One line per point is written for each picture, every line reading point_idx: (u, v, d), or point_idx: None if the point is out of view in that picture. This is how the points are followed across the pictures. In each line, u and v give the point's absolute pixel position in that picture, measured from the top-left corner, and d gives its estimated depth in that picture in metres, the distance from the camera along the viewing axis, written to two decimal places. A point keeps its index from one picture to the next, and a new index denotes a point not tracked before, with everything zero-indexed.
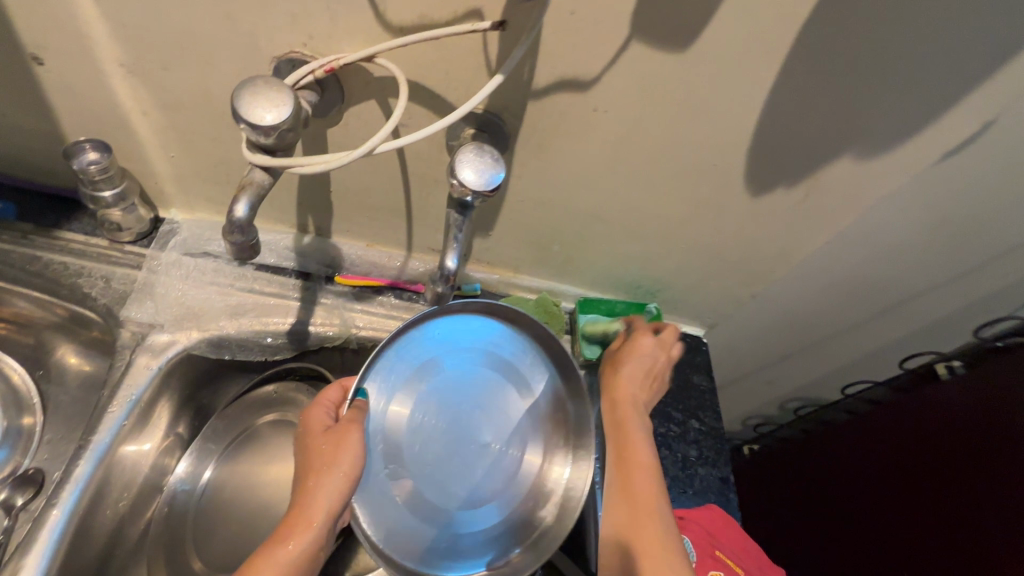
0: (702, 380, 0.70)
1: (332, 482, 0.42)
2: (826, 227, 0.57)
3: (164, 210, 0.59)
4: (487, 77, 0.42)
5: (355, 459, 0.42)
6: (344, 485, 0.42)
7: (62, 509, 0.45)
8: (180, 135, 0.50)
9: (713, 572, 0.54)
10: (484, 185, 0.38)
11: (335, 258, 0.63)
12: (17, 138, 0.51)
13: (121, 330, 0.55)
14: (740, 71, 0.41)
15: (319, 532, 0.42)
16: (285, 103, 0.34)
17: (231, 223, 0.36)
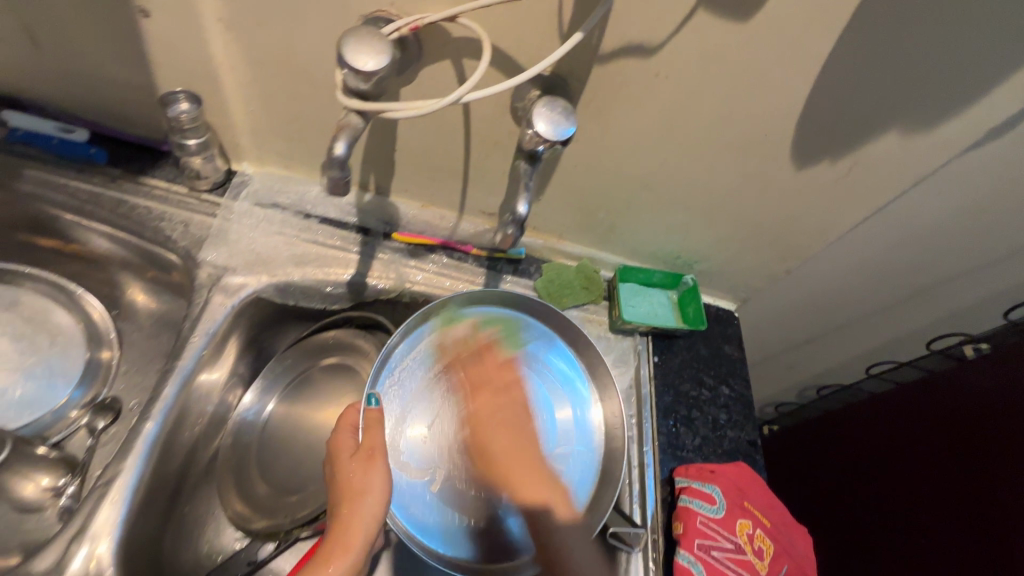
0: (733, 350, 0.73)
1: (366, 508, 0.46)
2: (868, 203, 0.59)
3: (237, 163, 0.63)
4: (559, 40, 0.45)
5: (383, 483, 0.47)
6: (378, 508, 0.46)
7: (155, 421, 0.50)
8: (262, 89, 0.53)
9: (742, 521, 0.56)
10: (554, 134, 0.41)
11: (392, 216, 0.66)
12: (113, 88, 0.55)
13: (199, 270, 0.59)
14: (800, 42, 0.43)
15: (359, 556, 0.45)
16: (384, 52, 0.38)
17: (331, 159, 0.39)
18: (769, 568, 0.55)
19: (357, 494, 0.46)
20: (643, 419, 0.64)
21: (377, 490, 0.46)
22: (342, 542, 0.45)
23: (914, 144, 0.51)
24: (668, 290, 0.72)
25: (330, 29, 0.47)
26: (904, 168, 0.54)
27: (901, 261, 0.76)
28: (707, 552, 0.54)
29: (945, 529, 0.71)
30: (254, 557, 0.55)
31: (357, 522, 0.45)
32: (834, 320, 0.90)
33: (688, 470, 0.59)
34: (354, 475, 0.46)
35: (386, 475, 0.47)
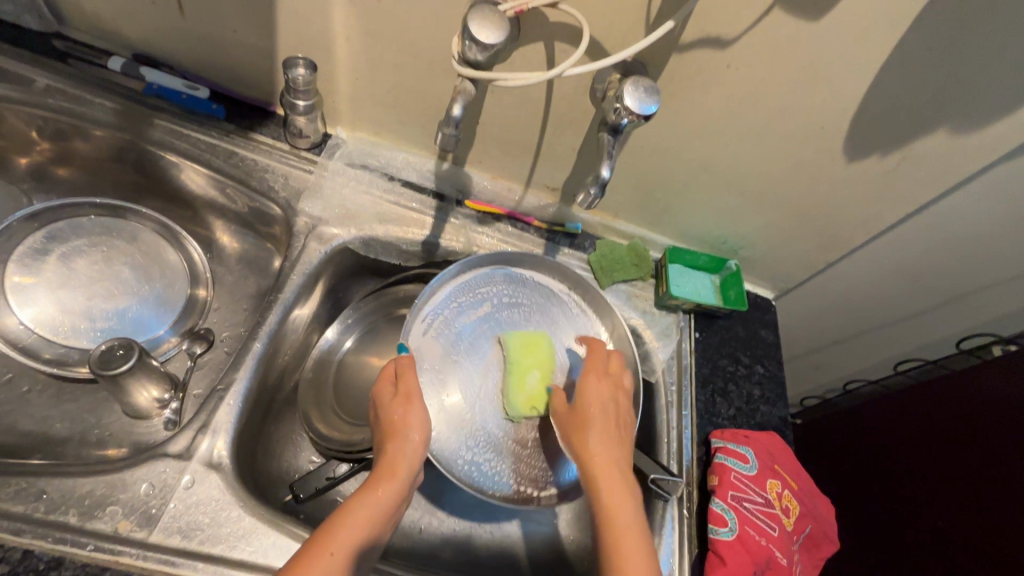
0: (769, 334, 0.77)
1: (405, 443, 0.51)
2: (912, 200, 0.63)
3: (332, 128, 0.71)
4: (644, 30, 0.51)
5: (422, 418, 0.52)
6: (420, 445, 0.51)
7: (261, 342, 0.59)
8: (368, 60, 0.60)
9: (772, 481, 0.61)
10: (638, 110, 0.48)
11: (465, 185, 0.73)
12: (239, 51, 0.63)
13: (297, 218, 0.67)
14: (862, 41, 0.49)
15: (403, 482, 0.50)
16: (502, 30, 0.45)
17: (449, 119, 0.48)
18: (795, 525, 0.60)
19: (399, 430, 0.51)
20: (682, 387, 0.70)
21: (417, 424, 0.52)
22: (389, 470, 0.49)
23: (961, 143, 0.56)
24: (712, 273, 0.77)
25: (441, 8, 0.53)
26: (950, 168, 0.59)
27: (938, 264, 0.79)
28: (740, 503, 0.59)
29: (956, 519, 0.76)
30: (331, 475, 0.60)
31: (399, 457, 0.50)
32: (866, 320, 0.93)
33: (724, 433, 0.65)
34: (403, 413, 0.52)
35: (422, 415, 0.52)
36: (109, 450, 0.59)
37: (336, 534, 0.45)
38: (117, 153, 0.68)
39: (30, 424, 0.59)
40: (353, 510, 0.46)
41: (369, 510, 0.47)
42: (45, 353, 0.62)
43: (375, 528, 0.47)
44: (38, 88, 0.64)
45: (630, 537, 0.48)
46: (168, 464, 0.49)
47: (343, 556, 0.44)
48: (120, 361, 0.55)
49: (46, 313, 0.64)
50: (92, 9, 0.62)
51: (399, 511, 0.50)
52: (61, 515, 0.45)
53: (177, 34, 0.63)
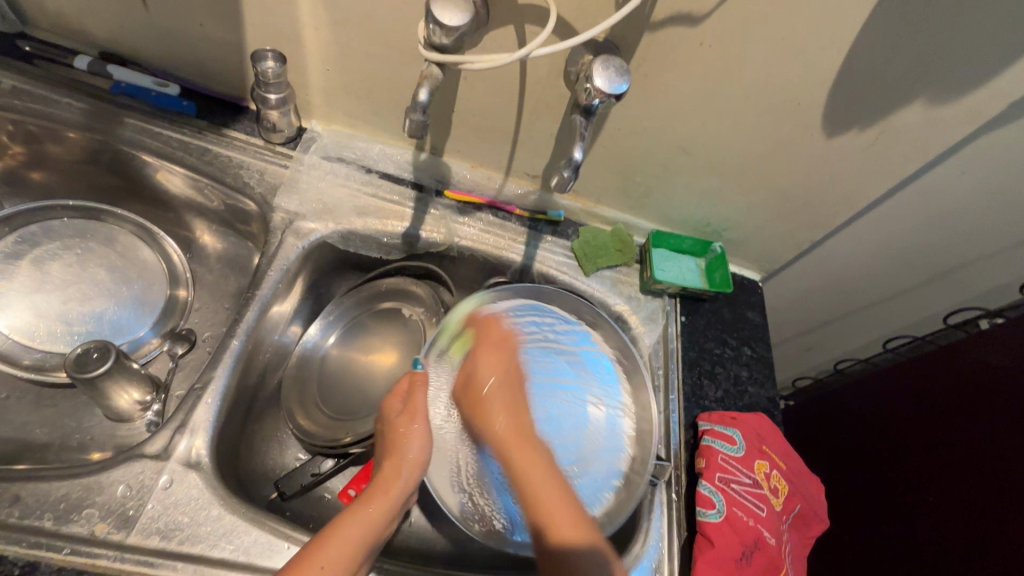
0: (756, 316, 0.76)
1: (404, 463, 0.52)
2: (894, 174, 0.63)
3: (307, 122, 0.70)
4: (614, 8, 0.50)
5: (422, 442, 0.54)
6: (418, 467, 0.53)
7: (239, 339, 0.58)
8: (338, 50, 0.59)
9: (760, 462, 0.61)
10: (608, 90, 0.47)
11: (444, 175, 0.72)
12: (207, 45, 0.62)
13: (273, 214, 0.66)
14: (834, 13, 0.48)
15: (394, 502, 0.51)
16: (466, 12, 0.44)
17: (416, 104, 0.47)
18: (783, 505, 0.60)
19: (402, 451, 0.53)
20: (669, 370, 0.69)
21: (418, 446, 0.53)
22: (384, 486, 0.51)
23: (940, 113, 0.55)
24: (696, 257, 0.77)
25: None
26: (930, 139, 0.58)
27: (924, 239, 0.79)
28: (727, 485, 0.58)
29: (947, 493, 0.76)
30: (316, 471, 0.60)
31: (396, 472, 0.52)
32: (855, 299, 0.93)
33: (711, 415, 0.64)
34: (408, 431, 0.54)
35: (423, 438, 0.54)
36: (91, 454, 0.59)
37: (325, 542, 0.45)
38: (90, 154, 0.67)
39: (9, 430, 0.58)
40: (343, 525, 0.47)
41: (358, 528, 0.48)
42: (22, 358, 0.61)
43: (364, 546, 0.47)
44: (4, 90, 0.63)
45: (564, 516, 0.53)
46: (145, 465, 0.48)
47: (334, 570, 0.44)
48: (95, 363, 0.54)
49: (22, 319, 0.63)
50: (56, 8, 0.61)
51: (385, 533, 0.51)
52: (36, 519, 0.44)
53: (144, 30, 0.62)
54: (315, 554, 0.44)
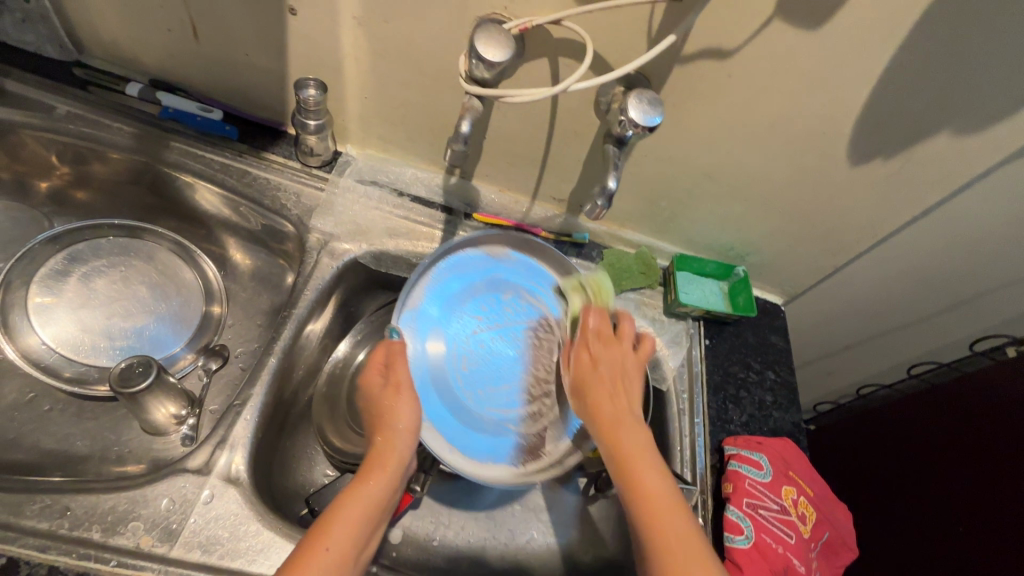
0: (779, 340, 0.77)
1: (398, 438, 0.51)
2: (920, 201, 0.63)
3: (342, 145, 0.73)
4: (647, 44, 0.52)
5: (409, 413, 0.52)
6: (409, 439, 0.52)
7: (276, 356, 0.60)
8: (377, 79, 0.62)
9: (787, 488, 0.61)
10: (642, 122, 0.49)
11: (473, 198, 0.74)
12: (253, 73, 0.65)
13: (309, 235, 0.68)
14: (859, 49, 0.50)
15: (394, 474, 0.50)
16: (509, 48, 0.47)
17: (457, 136, 0.49)
18: (811, 532, 0.60)
19: (392, 425, 0.52)
20: (693, 394, 0.70)
21: (404, 420, 0.52)
22: (378, 462, 0.50)
23: (965, 145, 0.56)
24: (719, 280, 0.78)
25: (446, 28, 0.54)
26: (956, 169, 0.59)
27: (947, 266, 0.79)
28: (756, 511, 0.58)
29: (977, 524, 0.75)
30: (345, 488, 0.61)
31: (389, 447, 0.51)
32: (878, 323, 0.93)
33: (737, 440, 0.65)
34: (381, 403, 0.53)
35: (412, 405, 0.53)
36: (128, 467, 0.60)
37: (328, 528, 0.45)
38: (134, 175, 0.70)
39: (52, 442, 0.60)
40: (344, 510, 0.46)
41: (358, 502, 0.47)
42: (65, 372, 0.64)
43: (366, 524, 0.47)
44: (59, 115, 0.66)
45: (680, 541, 0.45)
46: (188, 479, 0.50)
47: (339, 553, 0.44)
48: (138, 379, 0.56)
49: (67, 333, 0.65)
50: (112, 38, 0.65)
51: (390, 506, 0.51)
52: (86, 531, 0.46)
53: (193, 58, 0.65)
54: (320, 536, 0.44)
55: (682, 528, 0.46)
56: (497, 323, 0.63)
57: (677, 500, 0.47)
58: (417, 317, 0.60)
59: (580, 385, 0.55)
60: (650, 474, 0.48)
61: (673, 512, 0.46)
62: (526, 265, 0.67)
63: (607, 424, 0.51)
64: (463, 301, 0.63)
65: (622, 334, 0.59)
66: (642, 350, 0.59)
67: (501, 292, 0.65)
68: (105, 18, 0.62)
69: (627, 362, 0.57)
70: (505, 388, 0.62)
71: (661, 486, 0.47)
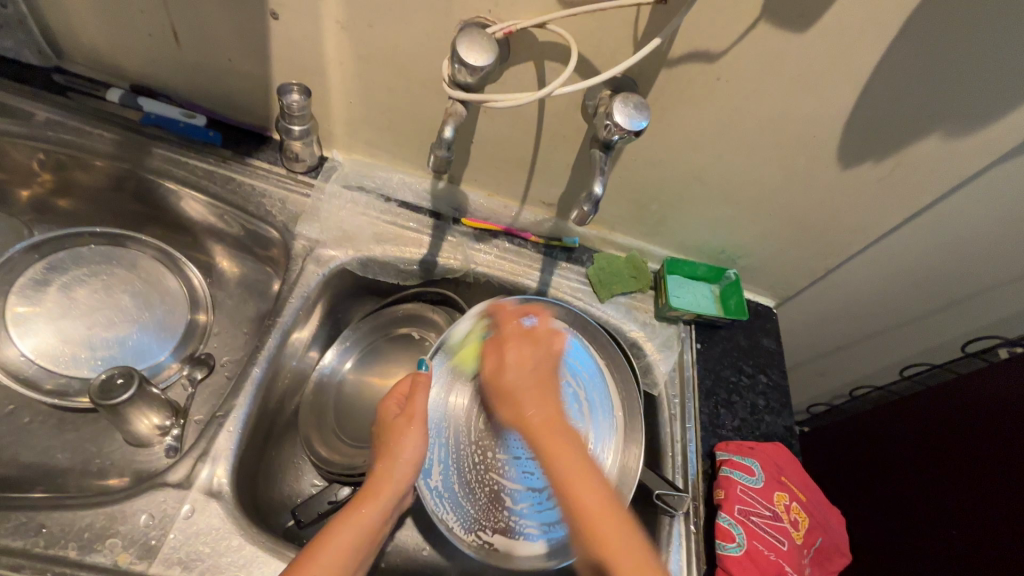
0: (771, 343, 0.76)
1: (396, 468, 0.53)
2: (909, 203, 0.63)
3: (328, 151, 0.72)
4: (633, 48, 0.51)
5: (414, 447, 0.55)
6: (409, 472, 0.54)
7: (260, 366, 0.59)
8: (361, 83, 0.61)
9: (779, 493, 0.60)
10: (627, 126, 0.48)
11: (461, 203, 0.73)
12: (236, 78, 0.64)
13: (295, 242, 0.67)
14: (844, 53, 0.49)
15: (386, 505, 0.52)
16: (492, 53, 0.46)
17: (440, 142, 0.49)
18: (804, 539, 0.59)
19: (394, 453, 0.54)
20: (685, 400, 0.69)
21: (410, 453, 0.54)
22: (374, 491, 0.52)
23: (954, 147, 0.56)
24: (710, 283, 0.77)
25: (430, 32, 0.54)
26: (946, 171, 0.58)
27: (939, 267, 0.79)
28: (747, 517, 0.58)
29: (966, 527, 0.74)
30: (333, 499, 0.60)
31: (387, 477, 0.53)
32: (871, 324, 0.92)
33: (728, 445, 0.64)
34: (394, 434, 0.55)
35: (417, 441, 0.55)
36: (111, 480, 0.59)
37: (318, 552, 0.46)
38: (116, 182, 0.69)
39: (31, 455, 0.59)
40: (337, 534, 0.48)
41: (350, 532, 0.49)
42: (45, 383, 0.62)
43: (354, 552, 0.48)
44: (39, 122, 0.65)
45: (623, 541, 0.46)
46: (168, 493, 0.49)
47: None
48: (119, 391, 0.55)
49: (48, 343, 0.64)
50: (92, 43, 0.64)
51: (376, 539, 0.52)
52: (62, 549, 0.45)
53: (175, 64, 0.64)
54: (311, 560, 0.45)
55: (597, 504, 0.48)
56: (526, 400, 0.65)
57: (589, 465, 0.50)
58: (447, 385, 0.64)
59: (512, 408, 0.55)
60: (580, 468, 0.50)
61: (597, 489, 0.48)
62: (567, 339, 0.66)
63: (539, 424, 0.52)
64: (490, 374, 0.65)
65: (537, 331, 0.61)
66: (540, 324, 0.61)
67: (543, 377, 0.64)
68: (84, 23, 0.61)
69: (530, 381, 0.56)
70: (516, 468, 0.63)
71: (592, 490, 0.48)
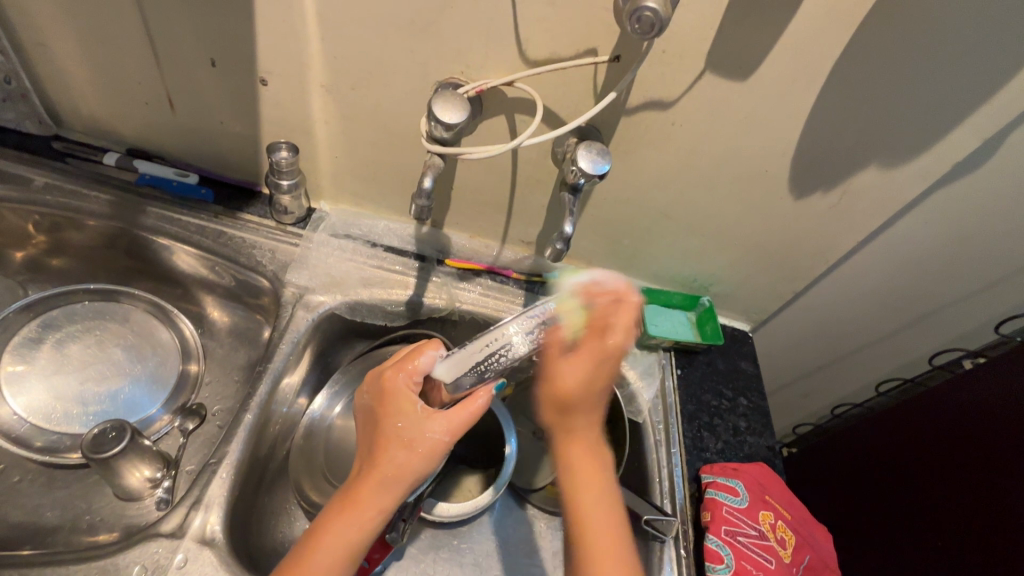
0: (749, 366, 0.79)
1: (380, 481, 0.47)
2: (861, 228, 0.67)
3: (316, 202, 0.76)
4: (593, 100, 0.56)
5: (410, 458, 0.48)
6: (393, 487, 0.48)
7: (253, 412, 0.60)
8: (346, 139, 0.65)
9: (765, 512, 0.62)
10: (592, 171, 0.53)
11: (445, 245, 0.77)
12: (228, 139, 0.68)
13: (284, 289, 0.70)
14: (783, 97, 0.55)
15: (364, 527, 0.47)
16: (466, 109, 0.51)
17: (420, 191, 0.53)
18: (792, 557, 0.60)
19: (386, 469, 0.48)
20: (669, 424, 0.71)
21: (401, 467, 0.48)
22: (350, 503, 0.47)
23: (893, 176, 0.61)
24: (687, 311, 0.81)
25: (408, 93, 0.58)
26: (889, 198, 0.63)
27: (899, 286, 0.83)
28: (734, 537, 0.59)
29: (949, 539, 0.76)
30: None
31: (371, 493, 0.47)
32: (846, 343, 0.95)
33: (713, 467, 0.66)
34: (401, 402, 0.50)
35: (410, 460, 0.48)
36: (101, 536, 0.59)
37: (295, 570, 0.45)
38: (110, 240, 0.71)
39: (20, 515, 0.59)
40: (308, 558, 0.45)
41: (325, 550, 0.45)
42: (36, 441, 0.63)
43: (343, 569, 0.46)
44: (37, 187, 0.68)
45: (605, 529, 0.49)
46: (161, 543, 0.50)
47: None
48: (111, 443, 0.56)
49: (39, 401, 0.65)
50: (91, 112, 0.68)
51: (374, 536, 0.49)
52: None
53: (170, 128, 0.68)
54: None
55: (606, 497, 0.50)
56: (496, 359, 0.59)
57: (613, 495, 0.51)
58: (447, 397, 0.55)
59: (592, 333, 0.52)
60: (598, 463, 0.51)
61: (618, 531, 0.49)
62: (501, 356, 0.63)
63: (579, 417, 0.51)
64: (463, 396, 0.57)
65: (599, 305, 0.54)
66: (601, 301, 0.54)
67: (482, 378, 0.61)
68: (84, 95, 0.66)
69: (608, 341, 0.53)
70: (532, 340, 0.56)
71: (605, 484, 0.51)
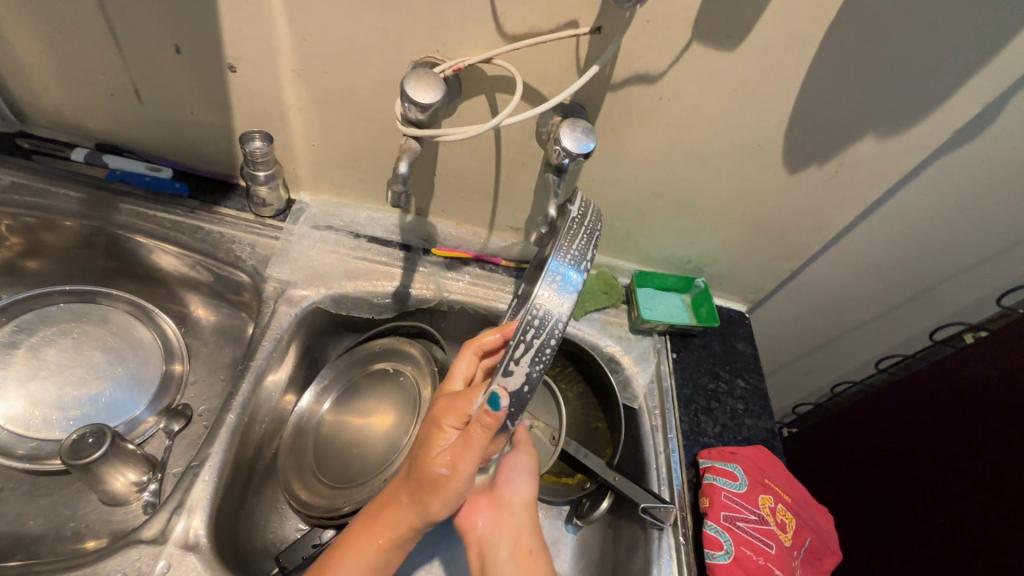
0: (746, 347, 0.77)
1: (402, 514, 0.48)
2: (858, 202, 0.65)
3: (295, 194, 0.73)
4: (576, 75, 0.54)
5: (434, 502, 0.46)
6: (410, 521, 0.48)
7: (235, 412, 0.59)
8: (322, 126, 0.62)
9: (764, 496, 0.60)
10: (576, 150, 0.50)
11: (430, 234, 0.74)
12: (200, 130, 0.66)
13: (266, 285, 0.68)
14: (774, 67, 0.52)
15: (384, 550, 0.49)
16: (440, 88, 0.48)
17: (396, 176, 0.51)
18: (793, 540, 0.59)
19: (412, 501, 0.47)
20: (665, 409, 0.70)
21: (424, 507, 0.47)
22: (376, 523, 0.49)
23: (891, 146, 0.59)
24: (681, 293, 0.79)
25: (382, 74, 0.56)
26: (886, 170, 0.61)
27: (898, 260, 0.81)
28: (733, 523, 0.58)
29: (950, 515, 0.76)
30: (317, 541, 0.58)
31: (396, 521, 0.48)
32: (845, 321, 0.94)
33: (710, 452, 0.64)
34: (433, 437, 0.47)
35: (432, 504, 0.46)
36: (87, 543, 0.58)
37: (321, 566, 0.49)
38: (85, 240, 0.69)
39: (3, 525, 0.58)
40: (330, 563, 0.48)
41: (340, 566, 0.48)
42: (17, 449, 0.61)
43: None
44: (3, 187, 0.66)
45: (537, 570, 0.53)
46: (142, 550, 0.49)
47: None
48: (90, 449, 0.54)
49: (17, 407, 0.63)
50: (55, 106, 0.66)
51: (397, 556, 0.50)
52: None
53: (139, 121, 0.66)
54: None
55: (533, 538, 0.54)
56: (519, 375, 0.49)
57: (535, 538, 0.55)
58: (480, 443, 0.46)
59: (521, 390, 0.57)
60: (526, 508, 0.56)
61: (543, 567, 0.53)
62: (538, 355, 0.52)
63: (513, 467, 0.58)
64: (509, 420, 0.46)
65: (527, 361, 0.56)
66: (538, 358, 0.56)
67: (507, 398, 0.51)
68: (47, 89, 0.63)
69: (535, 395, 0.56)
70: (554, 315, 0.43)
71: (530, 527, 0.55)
